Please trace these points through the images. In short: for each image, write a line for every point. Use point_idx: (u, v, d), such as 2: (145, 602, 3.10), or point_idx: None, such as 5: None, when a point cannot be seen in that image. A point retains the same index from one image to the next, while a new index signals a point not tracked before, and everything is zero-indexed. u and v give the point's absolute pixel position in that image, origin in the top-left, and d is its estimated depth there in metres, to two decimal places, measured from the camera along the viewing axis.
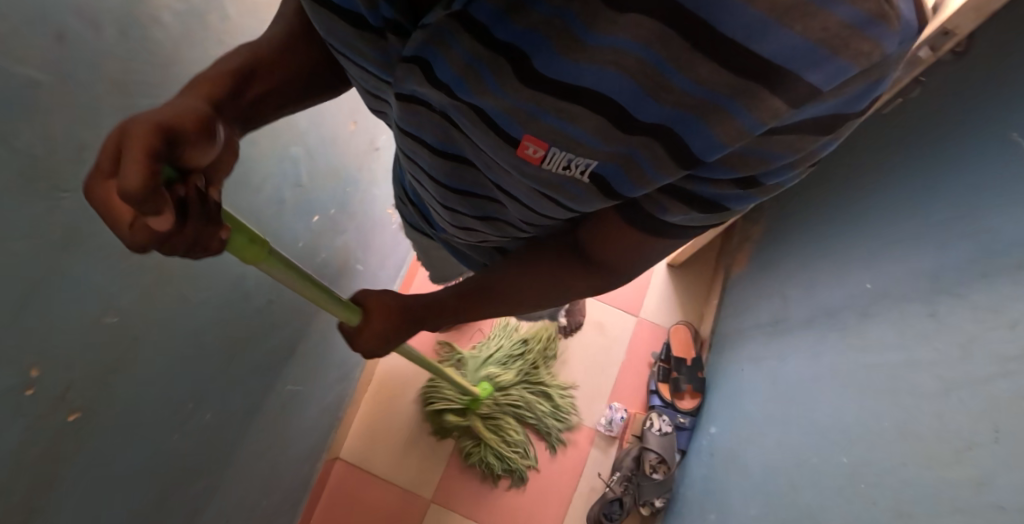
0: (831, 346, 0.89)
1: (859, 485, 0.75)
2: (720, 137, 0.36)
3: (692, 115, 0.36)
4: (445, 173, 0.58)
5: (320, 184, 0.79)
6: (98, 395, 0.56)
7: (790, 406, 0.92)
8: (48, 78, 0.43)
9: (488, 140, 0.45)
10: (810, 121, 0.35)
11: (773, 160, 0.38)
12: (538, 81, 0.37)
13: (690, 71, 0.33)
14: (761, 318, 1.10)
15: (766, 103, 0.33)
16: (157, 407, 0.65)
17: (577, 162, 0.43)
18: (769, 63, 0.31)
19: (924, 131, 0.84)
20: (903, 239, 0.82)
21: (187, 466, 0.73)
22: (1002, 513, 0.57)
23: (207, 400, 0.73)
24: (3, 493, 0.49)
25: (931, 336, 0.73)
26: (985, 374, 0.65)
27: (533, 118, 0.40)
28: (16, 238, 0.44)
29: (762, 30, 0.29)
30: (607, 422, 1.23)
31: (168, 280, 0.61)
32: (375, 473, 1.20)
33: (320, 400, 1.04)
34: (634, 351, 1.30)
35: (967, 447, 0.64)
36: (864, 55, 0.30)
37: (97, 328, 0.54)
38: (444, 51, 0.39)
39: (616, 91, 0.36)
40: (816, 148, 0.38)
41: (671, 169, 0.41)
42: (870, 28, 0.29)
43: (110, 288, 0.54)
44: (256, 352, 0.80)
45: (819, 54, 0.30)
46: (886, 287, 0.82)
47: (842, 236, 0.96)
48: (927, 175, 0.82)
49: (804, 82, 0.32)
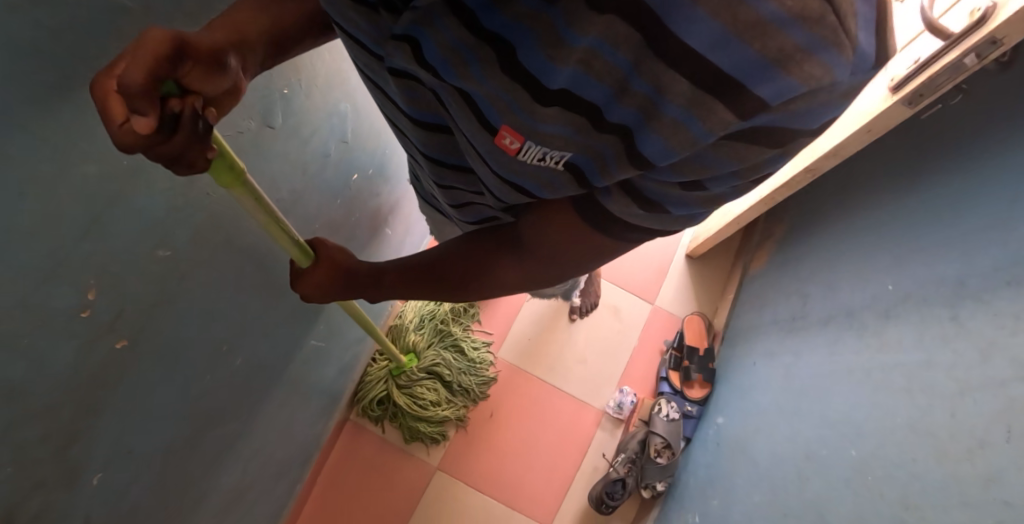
0: (849, 344, 0.91)
1: (866, 478, 0.77)
2: (669, 143, 0.36)
3: (649, 122, 0.36)
4: (439, 146, 0.59)
5: (362, 144, 0.80)
6: (144, 327, 0.58)
7: (803, 400, 0.94)
8: (138, 5, 0.44)
9: (471, 125, 0.46)
10: (756, 133, 0.35)
11: (717, 167, 0.38)
12: (515, 74, 0.37)
13: (650, 76, 0.33)
14: (780, 314, 1.12)
15: (716, 115, 0.33)
16: (194, 347, 0.66)
17: (552, 154, 0.43)
18: (723, 76, 0.31)
19: (959, 139, 0.85)
20: (930, 244, 0.84)
21: (214, 409, 0.74)
22: (1009, 510, 0.59)
23: (240, 346, 0.74)
24: (53, 411, 0.51)
25: (951, 339, 0.75)
26: (1001, 377, 0.66)
27: (511, 110, 0.41)
28: (88, 160, 0.45)
29: (723, 44, 0.30)
30: (615, 405, 1.26)
31: (217, 221, 0.62)
32: (383, 437, 1.21)
33: (338, 359, 1.05)
34: (646, 338, 1.32)
35: (978, 446, 0.66)
36: (816, 79, 0.30)
37: (150, 260, 0.55)
38: (432, 32, 0.38)
39: (588, 92, 0.36)
40: (762, 160, 0.37)
41: (626, 167, 0.41)
42: (824, 53, 0.29)
43: (165, 222, 0.55)
44: (288, 304, 0.81)
45: (771, 72, 0.30)
46: (909, 290, 0.84)
47: (868, 238, 0.97)
48: (959, 184, 0.83)
49: (752, 95, 0.32)
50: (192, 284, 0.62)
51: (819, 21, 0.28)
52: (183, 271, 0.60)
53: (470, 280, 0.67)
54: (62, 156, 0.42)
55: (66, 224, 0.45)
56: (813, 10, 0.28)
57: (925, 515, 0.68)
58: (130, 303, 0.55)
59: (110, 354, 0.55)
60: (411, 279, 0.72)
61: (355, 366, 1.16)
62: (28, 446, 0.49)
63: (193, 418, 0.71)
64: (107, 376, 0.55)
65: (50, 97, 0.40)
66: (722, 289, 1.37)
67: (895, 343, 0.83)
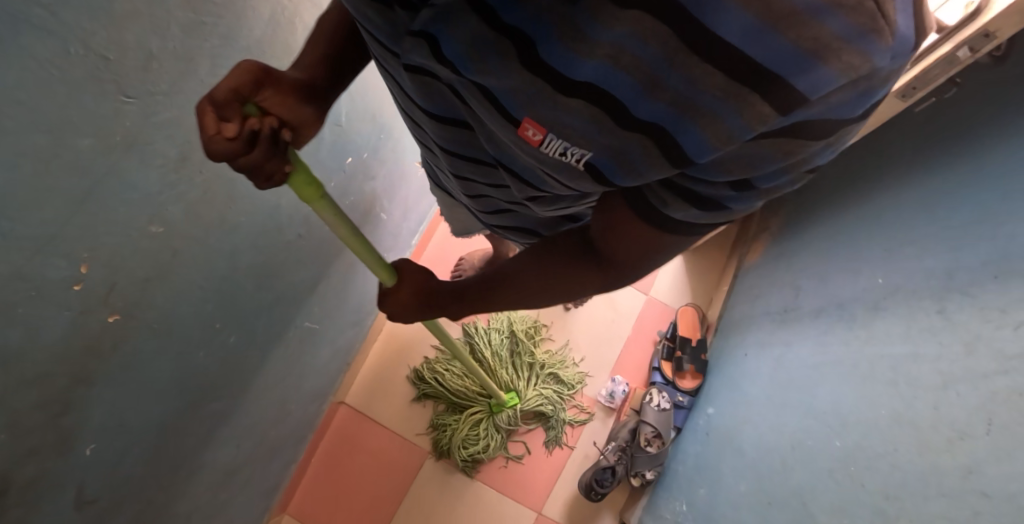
0: (838, 336, 0.91)
1: (850, 468, 0.78)
2: (707, 139, 0.36)
3: (680, 116, 0.36)
4: (450, 141, 0.59)
5: (357, 127, 0.81)
6: (137, 302, 0.59)
7: (791, 391, 0.95)
8: None
9: (491, 117, 0.46)
10: (800, 126, 0.35)
11: (764, 163, 0.38)
12: (539, 69, 0.38)
13: (681, 69, 0.33)
14: (772, 305, 1.12)
15: (756, 108, 0.34)
16: (187, 323, 0.67)
17: (573, 151, 0.44)
18: (757, 68, 0.32)
19: (953, 133, 0.85)
20: (920, 238, 0.84)
21: (208, 385, 0.76)
22: (985, 500, 0.60)
23: (233, 324, 0.76)
24: (47, 380, 0.52)
25: (937, 332, 0.75)
26: (984, 370, 0.67)
27: (531, 101, 0.41)
28: (81, 134, 0.46)
29: (750, 37, 0.31)
30: (607, 394, 1.27)
31: (210, 200, 0.63)
32: (377, 420, 1.23)
33: (332, 341, 1.07)
34: (640, 329, 1.33)
35: (958, 438, 0.66)
36: (855, 67, 0.31)
37: (143, 236, 0.57)
38: (451, 29, 0.39)
39: (616, 87, 0.36)
40: (809, 153, 0.38)
41: (663, 166, 0.41)
42: (862, 40, 0.30)
43: (158, 199, 0.56)
44: (281, 284, 0.83)
45: (809, 63, 0.31)
46: (898, 283, 0.85)
47: (860, 231, 0.98)
48: (951, 178, 0.83)
49: (793, 87, 0.33)
50: (185, 260, 0.63)
51: (854, 9, 0.29)
52: (176, 249, 0.61)
53: (547, 290, 0.66)
54: (55, 130, 0.43)
55: (61, 198, 0.46)
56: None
57: (905, 504, 0.69)
58: (123, 277, 0.56)
59: (103, 327, 0.56)
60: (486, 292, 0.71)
61: (349, 350, 1.17)
62: (24, 413, 0.51)
63: (185, 393, 0.73)
64: (101, 349, 0.57)
65: (42, 70, 0.40)
66: (718, 281, 1.38)
67: (882, 335, 0.83)
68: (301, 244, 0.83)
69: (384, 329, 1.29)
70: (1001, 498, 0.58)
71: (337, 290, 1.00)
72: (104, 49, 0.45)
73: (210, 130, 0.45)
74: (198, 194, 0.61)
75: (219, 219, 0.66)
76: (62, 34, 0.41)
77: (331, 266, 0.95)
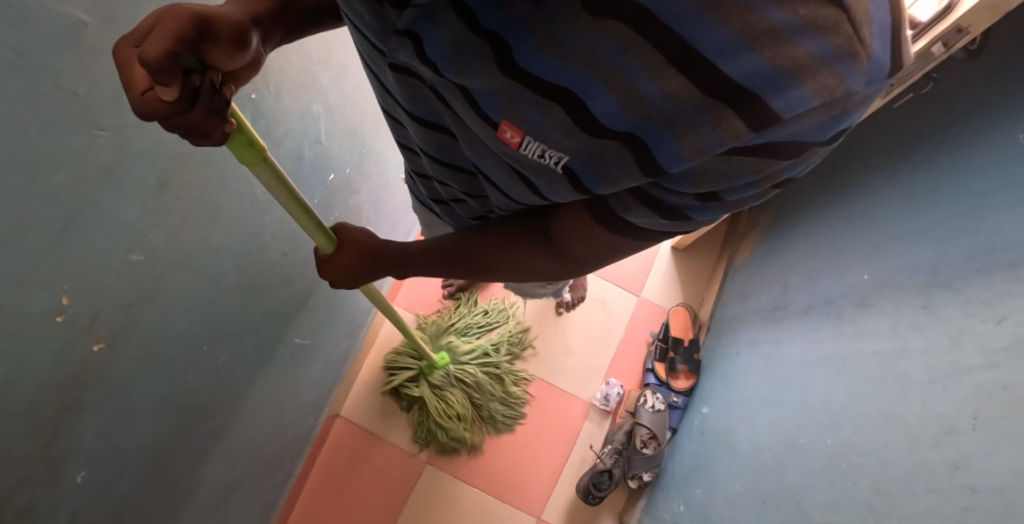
0: (826, 333, 0.92)
1: (842, 466, 0.78)
2: (681, 150, 0.36)
3: (657, 127, 0.36)
4: (432, 144, 0.60)
5: (338, 143, 0.81)
6: (121, 329, 0.59)
7: (783, 388, 0.95)
8: (94, 19, 0.45)
9: (470, 118, 0.46)
10: (770, 145, 0.35)
11: (732, 177, 0.39)
12: (517, 74, 0.38)
13: (660, 82, 0.33)
14: (762, 303, 1.13)
15: (730, 123, 0.34)
16: (175, 346, 0.68)
17: (550, 153, 0.44)
18: (736, 85, 0.32)
19: (932, 128, 0.86)
20: (903, 234, 0.85)
21: (199, 406, 0.76)
22: (974, 496, 0.60)
23: (222, 344, 0.76)
24: (33, 411, 0.52)
25: (923, 327, 0.75)
26: (969, 364, 0.67)
27: (511, 106, 0.41)
28: (57, 170, 0.46)
29: (729, 53, 0.31)
30: (602, 397, 1.27)
31: (191, 224, 0.63)
32: (374, 431, 1.24)
33: (325, 355, 1.08)
34: (633, 330, 1.33)
35: (946, 433, 0.66)
36: (828, 89, 0.31)
37: (124, 264, 0.57)
38: (433, 28, 0.40)
39: (593, 99, 0.37)
40: (778, 170, 0.38)
41: (636, 174, 0.41)
42: (838, 62, 0.30)
43: (138, 226, 0.57)
44: (270, 302, 0.83)
45: (785, 82, 0.31)
46: (884, 278, 0.85)
47: (846, 227, 0.98)
48: (932, 172, 0.83)
49: (768, 107, 0.32)
50: (167, 285, 0.63)
51: (832, 31, 0.29)
52: (158, 274, 0.62)
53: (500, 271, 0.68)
54: (29, 167, 0.44)
55: (39, 232, 0.47)
56: (826, 20, 0.29)
57: (896, 501, 0.69)
58: (104, 306, 0.56)
59: (87, 356, 0.56)
60: (439, 264, 0.72)
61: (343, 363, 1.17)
62: (11, 445, 0.51)
63: (175, 416, 0.73)
64: (87, 377, 0.57)
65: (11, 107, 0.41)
66: (711, 280, 1.38)
67: (870, 332, 0.83)
68: (287, 262, 0.84)
69: (377, 340, 1.29)
70: (989, 493, 0.58)
71: (327, 305, 1.01)
72: (72, 84, 0.45)
73: (140, 87, 0.40)
74: (177, 219, 0.61)
75: (202, 242, 0.66)
76: (27, 71, 0.41)
77: (319, 281, 0.95)
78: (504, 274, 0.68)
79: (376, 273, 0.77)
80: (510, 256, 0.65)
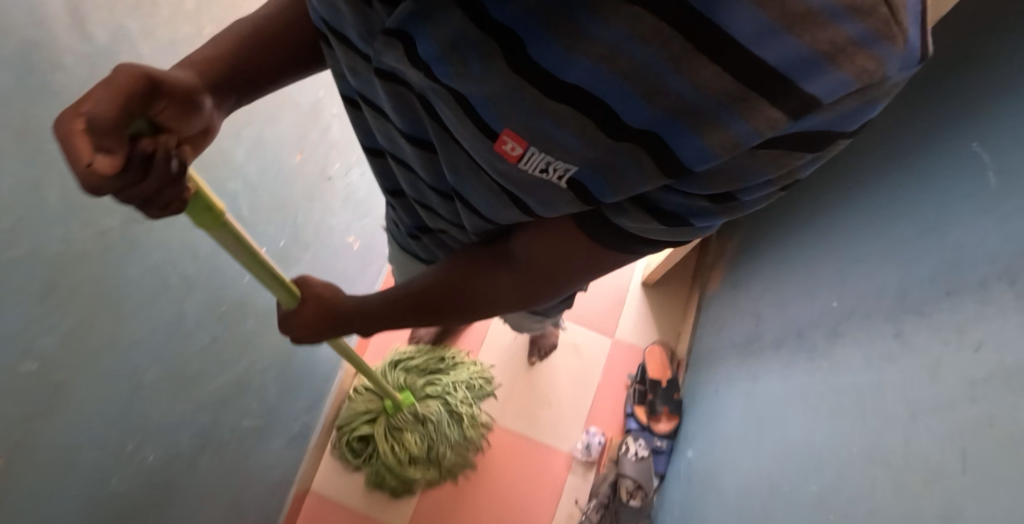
0: (800, 368, 0.87)
1: (829, 517, 0.71)
2: (706, 144, 0.35)
3: (676, 121, 0.35)
4: (422, 165, 0.60)
5: (264, 217, 0.78)
6: (21, 444, 0.54)
7: (762, 429, 0.89)
8: None
9: (467, 132, 0.45)
10: (806, 137, 0.35)
11: (751, 176, 0.38)
12: (529, 71, 0.37)
13: (689, 74, 0.33)
14: (736, 336, 1.08)
15: (762, 113, 0.33)
16: (94, 445, 0.63)
17: (555, 165, 0.43)
18: (770, 70, 0.31)
19: (888, 149, 0.84)
20: (868, 258, 0.81)
21: (131, 505, 0.71)
22: None
23: (153, 436, 0.72)
24: None
25: (896, 357, 0.70)
26: (950, 398, 0.61)
27: (514, 111, 0.40)
28: None
29: (761, 37, 0.30)
30: (584, 448, 1.21)
31: (97, 318, 0.59)
32: (346, 504, 1.17)
33: (285, 430, 1.03)
34: (611, 373, 1.28)
35: (935, 478, 0.59)
36: (868, 73, 0.30)
37: (16, 374, 0.51)
38: (429, 26, 0.38)
39: (610, 96, 0.36)
40: (798, 167, 0.38)
41: (653, 178, 0.40)
42: (876, 45, 0.30)
43: (37, 329, 0.52)
44: (208, 386, 0.79)
45: (818, 67, 0.30)
46: (852, 305, 0.81)
47: (812, 254, 0.95)
48: (891, 192, 0.81)
49: (803, 93, 0.31)
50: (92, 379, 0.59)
51: (871, 14, 0.29)
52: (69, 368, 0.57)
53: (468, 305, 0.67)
54: None
55: None
56: (865, 3, 0.29)
57: None
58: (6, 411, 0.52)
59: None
60: (405, 309, 0.70)
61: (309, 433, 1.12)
62: None
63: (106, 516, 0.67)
64: None
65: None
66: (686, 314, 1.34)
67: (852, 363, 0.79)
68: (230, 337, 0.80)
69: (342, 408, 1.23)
70: None
71: (276, 379, 0.96)
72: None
73: (84, 157, 0.38)
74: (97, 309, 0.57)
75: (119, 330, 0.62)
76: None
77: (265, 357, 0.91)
78: (475, 309, 0.67)
79: (341, 327, 0.74)
80: (483, 285, 0.65)
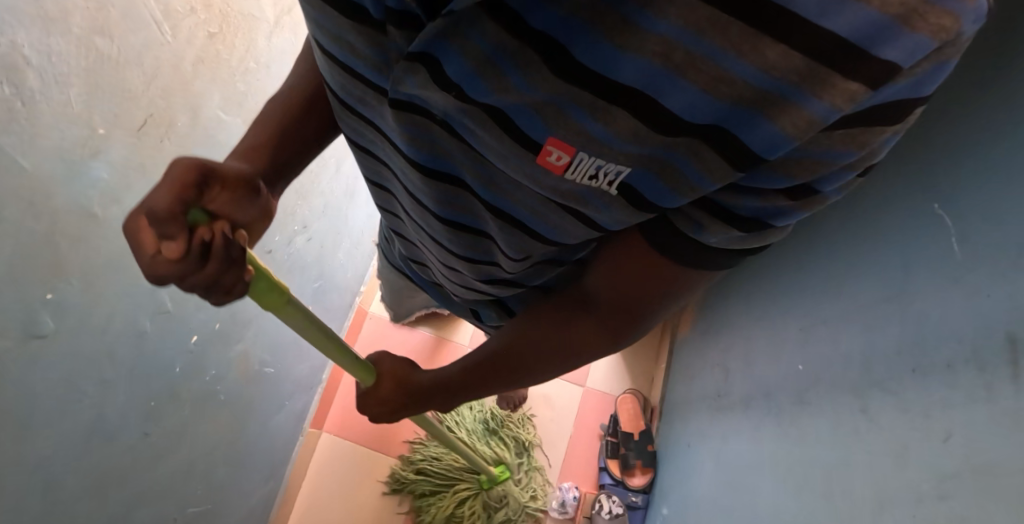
0: (767, 435, 0.83)
1: None
2: (784, 131, 0.31)
3: (749, 110, 0.31)
4: (435, 199, 0.56)
5: (188, 304, 0.77)
6: None
7: (732, 496, 0.86)
8: None
9: (503, 145, 0.40)
10: (881, 108, 0.30)
11: (833, 161, 0.33)
12: (569, 74, 0.33)
13: (755, 58, 0.28)
14: (707, 390, 1.04)
15: (840, 87, 0.28)
16: None
17: (605, 169, 0.38)
18: (845, 42, 0.27)
19: (858, 200, 0.79)
20: (831, 319, 0.78)
21: None
22: None
23: None
24: None
25: (863, 434, 0.65)
26: (917, 490, 0.57)
27: (560, 113, 0.35)
28: None
29: (835, 6, 0.26)
30: (559, 504, 1.16)
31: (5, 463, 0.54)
32: None
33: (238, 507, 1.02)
34: (582, 423, 1.25)
35: None
36: (943, 30, 0.26)
37: None
38: (457, 41, 0.33)
39: (662, 93, 0.32)
40: (879, 145, 0.32)
41: (720, 174, 0.35)
42: (953, 1, 0.25)
43: None
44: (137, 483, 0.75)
45: (892, 32, 0.26)
46: (817, 370, 0.77)
47: (782, 308, 0.91)
48: (850, 252, 0.79)
49: (877, 60, 0.27)
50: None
51: None
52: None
53: (543, 366, 0.65)
54: None
55: None
56: None
57: None
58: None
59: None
60: (485, 379, 0.69)
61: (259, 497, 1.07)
62: None
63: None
64: None
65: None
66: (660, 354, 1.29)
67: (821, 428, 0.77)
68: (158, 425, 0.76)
69: (306, 476, 1.22)
70: None
71: (221, 463, 0.93)
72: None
73: (150, 248, 0.41)
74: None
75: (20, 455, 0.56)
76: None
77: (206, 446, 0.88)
78: (566, 361, 0.64)
79: (419, 404, 0.75)
80: (553, 336, 0.62)
